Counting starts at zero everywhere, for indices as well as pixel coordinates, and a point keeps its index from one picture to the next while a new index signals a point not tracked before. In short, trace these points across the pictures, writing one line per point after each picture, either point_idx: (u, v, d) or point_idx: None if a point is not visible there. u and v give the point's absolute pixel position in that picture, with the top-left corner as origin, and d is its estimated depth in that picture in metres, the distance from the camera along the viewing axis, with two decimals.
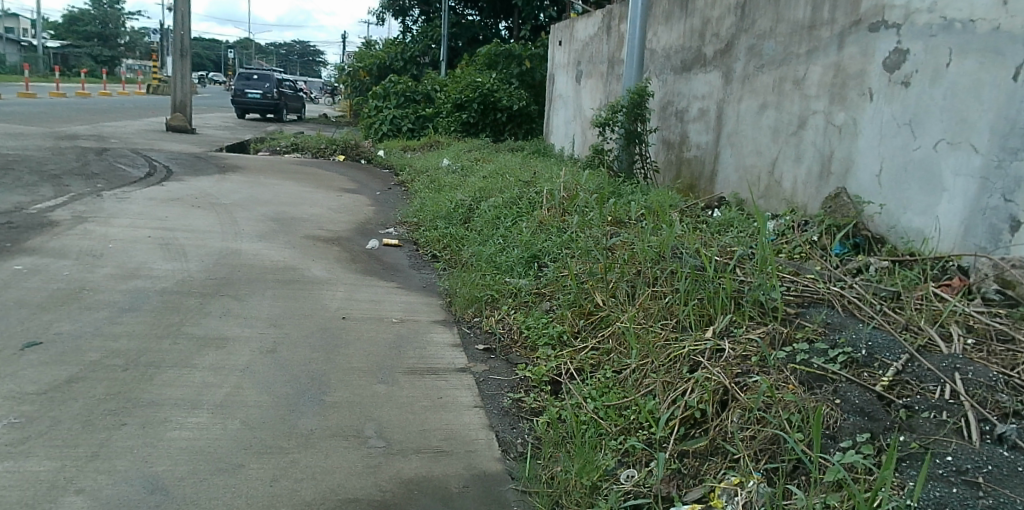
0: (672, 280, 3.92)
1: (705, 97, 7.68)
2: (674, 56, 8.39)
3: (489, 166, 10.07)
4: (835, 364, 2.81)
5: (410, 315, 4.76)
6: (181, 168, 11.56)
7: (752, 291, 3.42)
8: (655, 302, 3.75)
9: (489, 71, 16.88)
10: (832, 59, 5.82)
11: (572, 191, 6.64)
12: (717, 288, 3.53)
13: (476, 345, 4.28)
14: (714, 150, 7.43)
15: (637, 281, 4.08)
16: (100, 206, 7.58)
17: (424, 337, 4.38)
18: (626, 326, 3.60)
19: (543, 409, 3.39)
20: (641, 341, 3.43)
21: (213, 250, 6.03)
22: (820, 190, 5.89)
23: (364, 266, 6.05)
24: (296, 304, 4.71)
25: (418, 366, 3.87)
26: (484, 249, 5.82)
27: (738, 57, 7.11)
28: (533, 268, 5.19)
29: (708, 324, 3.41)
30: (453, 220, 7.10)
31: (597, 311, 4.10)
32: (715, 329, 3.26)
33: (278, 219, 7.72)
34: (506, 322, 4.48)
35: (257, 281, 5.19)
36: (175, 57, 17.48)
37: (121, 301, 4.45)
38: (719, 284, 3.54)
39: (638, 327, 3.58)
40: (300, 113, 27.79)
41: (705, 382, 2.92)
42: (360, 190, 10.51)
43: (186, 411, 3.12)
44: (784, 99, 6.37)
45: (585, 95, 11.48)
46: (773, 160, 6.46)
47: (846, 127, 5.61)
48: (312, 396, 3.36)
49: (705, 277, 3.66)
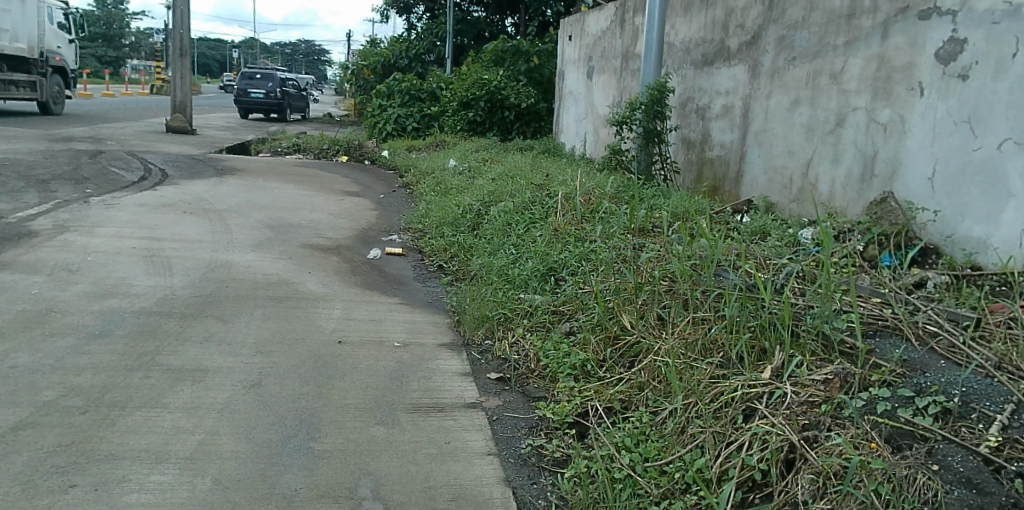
0: (715, 303, 3.44)
1: (729, 92, 7.19)
2: (695, 49, 7.89)
3: (498, 167, 9.58)
4: (926, 418, 2.39)
5: (414, 337, 4.27)
6: (176, 171, 11.10)
7: (813, 320, 2.95)
8: (695, 330, 3.28)
9: (496, 68, 16.40)
10: (874, 51, 5.32)
11: (594, 196, 6.15)
12: (769, 315, 3.06)
13: (487, 373, 3.79)
14: (740, 149, 6.94)
15: (671, 303, 3.61)
16: (86, 214, 7.12)
17: (429, 364, 3.89)
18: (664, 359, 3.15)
19: (567, 459, 2.93)
20: (682, 378, 2.98)
21: (200, 263, 5.57)
22: (861, 194, 5.40)
23: (365, 278, 5.57)
24: (289, 326, 4.23)
25: (422, 401, 3.39)
26: (495, 259, 5.34)
27: (766, 50, 6.61)
28: (549, 283, 4.71)
29: (761, 359, 2.96)
30: (461, 227, 6.62)
31: (626, 337, 3.63)
32: (772, 367, 2.82)
33: (275, 227, 7.25)
34: (521, 347, 4.00)
35: (247, 299, 4.72)
36: (174, 56, 17.03)
37: (91, 325, 3.98)
38: (771, 311, 3.06)
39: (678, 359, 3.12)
40: (304, 112, 27.32)
41: (766, 438, 2.50)
42: (363, 193, 10.03)
43: (149, 466, 2.68)
44: (819, 95, 5.88)
45: (598, 93, 10.98)
46: (808, 162, 5.98)
47: (892, 125, 5.10)
48: (298, 445, 2.91)
49: (754, 301, 3.19)
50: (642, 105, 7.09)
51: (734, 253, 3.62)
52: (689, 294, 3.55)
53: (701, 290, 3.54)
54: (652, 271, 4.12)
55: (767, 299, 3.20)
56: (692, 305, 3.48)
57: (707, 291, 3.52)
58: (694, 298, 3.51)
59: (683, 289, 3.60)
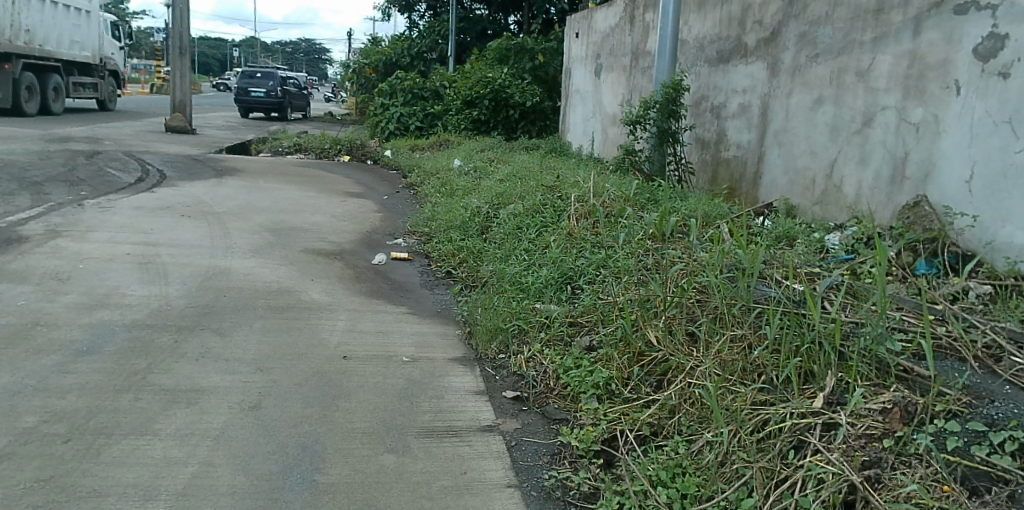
0: (751, 318, 3.18)
1: (746, 90, 6.93)
2: (709, 46, 7.64)
3: (504, 167, 9.32)
4: (1004, 457, 2.22)
5: (423, 351, 4.01)
6: (175, 172, 10.86)
7: (864, 340, 2.72)
8: (732, 349, 3.03)
9: (500, 66, 16.17)
10: (905, 47, 5.06)
11: (610, 199, 5.89)
12: (815, 334, 2.83)
13: (503, 391, 3.53)
14: (758, 150, 6.69)
15: (703, 318, 3.36)
16: (79, 218, 6.87)
17: (440, 381, 3.63)
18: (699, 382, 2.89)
19: (596, 493, 2.67)
20: (722, 403, 2.73)
21: (197, 270, 5.32)
22: (891, 198, 5.15)
23: (370, 286, 5.32)
24: (290, 340, 3.98)
25: (435, 424, 3.13)
26: (507, 266, 5.08)
27: (787, 46, 6.36)
28: (565, 292, 4.45)
29: (808, 383, 2.72)
30: (470, 230, 6.36)
31: (652, 352, 3.38)
32: (823, 395, 2.58)
33: (275, 230, 7.00)
34: (539, 362, 3.74)
35: (246, 310, 4.47)
36: (173, 54, 16.79)
37: (79, 341, 3.74)
38: (817, 330, 2.82)
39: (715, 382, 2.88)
40: (305, 111, 27.07)
41: (824, 477, 2.27)
42: (366, 195, 9.78)
43: (137, 504, 2.43)
44: (845, 93, 5.62)
45: (606, 91, 10.73)
46: (832, 163, 5.73)
47: (925, 125, 4.85)
48: (300, 477, 2.66)
49: (797, 319, 2.94)
50: (657, 103, 6.82)
51: (771, 264, 3.38)
52: (722, 307, 3.30)
53: (734, 304, 3.30)
54: (678, 281, 3.87)
55: (810, 317, 2.95)
56: (725, 320, 3.23)
57: (742, 304, 3.28)
58: (729, 312, 3.26)
59: (715, 301, 3.35)
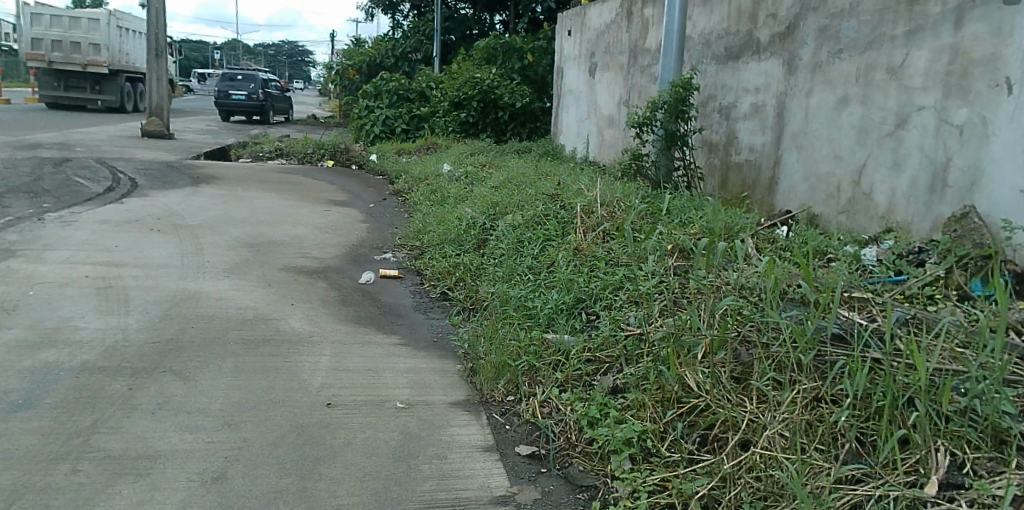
0: (819, 368, 2.84)
1: (759, 89, 6.46)
2: (717, 42, 7.17)
3: (499, 173, 8.80)
4: None
5: (419, 393, 3.49)
6: (148, 180, 10.27)
7: (976, 403, 2.47)
8: (809, 407, 2.71)
9: (488, 66, 15.68)
10: (945, 41, 4.59)
11: (621, 207, 5.41)
12: (909, 392, 2.56)
13: (515, 446, 3.07)
14: (774, 153, 6.24)
15: (760, 364, 2.94)
16: (38, 234, 6.30)
17: (442, 433, 3.12)
18: (773, 453, 2.58)
19: None
20: (804, 481, 2.46)
21: (164, 294, 4.78)
22: (931, 207, 4.68)
23: (357, 310, 4.78)
24: (266, 383, 3.45)
25: (437, 496, 2.66)
26: (511, 287, 4.58)
27: (805, 41, 5.88)
28: (578, 319, 3.97)
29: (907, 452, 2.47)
30: (466, 244, 5.83)
31: (691, 399, 2.98)
32: (936, 476, 2.33)
33: (253, 245, 6.45)
34: (556, 409, 3.27)
35: (216, 344, 3.93)
36: (149, 56, 16.09)
37: (17, 390, 3.20)
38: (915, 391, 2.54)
39: (791, 451, 2.58)
40: (287, 114, 26.42)
41: None
42: (351, 203, 9.23)
43: None
44: (874, 93, 5.15)
45: (602, 91, 10.25)
46: (860, 168, 5.28)
47: (970, 127, 4.37)
48: None
49: (889, 374, 2.62)
50: (666, 104, 6.32)
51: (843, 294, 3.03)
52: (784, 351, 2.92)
53: (795, 348, 2.92)
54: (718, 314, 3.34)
55: (902, 372, 2.62)
56: (786, 368, 2.87)
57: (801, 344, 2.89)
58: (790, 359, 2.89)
59: (777, 349, 2.95)
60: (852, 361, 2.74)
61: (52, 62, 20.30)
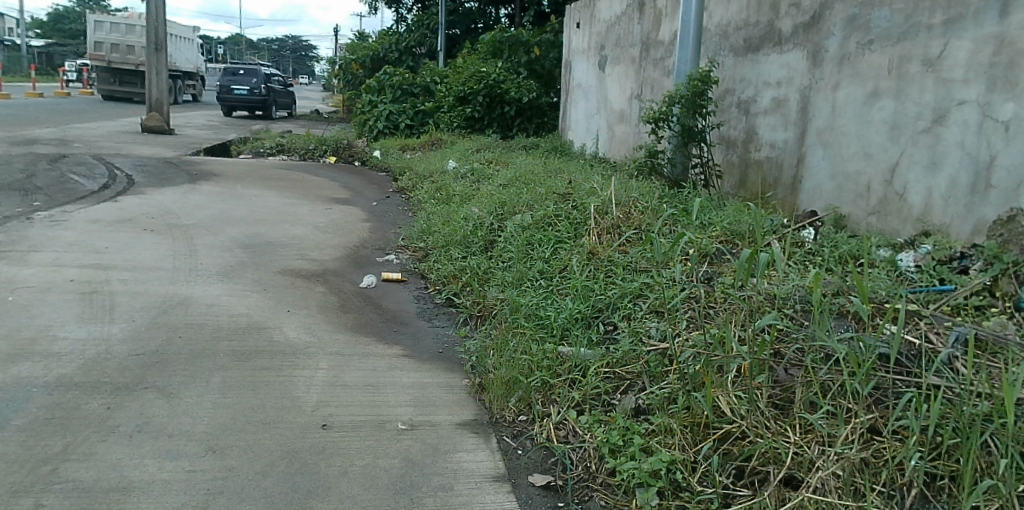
0: (879, 400, 2.58)
1: (782, 83, 6.17)
2: (735, 34, 6.87)
3: (506, 170, 8.50)
4: None
5: (424, 412, 3.21)
6: (145, 177, 9.99)
7: None
8: (866, 442, 2.46)
9: (494, 60, 15.39)
10: (988, 31, 4.28)
11: (636, 207, 5.10)
12: (988, 430, 2.31)
13: (529, 475, 2.79)
14: (798, 150, 5.95)
15: (807, 389, 2.66)
16: (25, 234, 6.02)
17: (450, 460, 2.84)
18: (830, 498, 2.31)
19: None
20: None
21: (152, 300, 4.49)
22: (971, 209, 4.38)
23: (358, 317, 4.49)
24: (255, 401, 3.16)
25: None
26: (523, 293, 4.29)
27: (832, 31, 5.59)
28: (595, 329, 3.68)
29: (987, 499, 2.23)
30: (472, 245, 5.53)
31: (722, 424, 2.69)
32: None
33: (250, 246, 6.16)
34: (575, 433, 2.98)
35: (205, 355, 3.64)
36: (149, 51, 15.84)
37: None
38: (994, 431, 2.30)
39: (848, 494, 2.32)
40: (290, 109, 26.13)
41: None
42: (353, 201, 8.95)
43: None
44: (909, 86, 4.85)
45: (612, 85, 9.95)
46: (892, 166, 4.98)
47: (1017, 124, 4.07)
48: None
49: (962, 410, 2.38)
50: (683, 100, 6.00)
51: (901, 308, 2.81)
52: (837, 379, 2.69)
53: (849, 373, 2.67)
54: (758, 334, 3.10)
55: (977, 406, 2.37)
56: (839, 396, 2.60)
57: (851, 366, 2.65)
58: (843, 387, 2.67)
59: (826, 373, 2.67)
60: (918, 392, 2.51)
61: (109, 60, 24.71)
